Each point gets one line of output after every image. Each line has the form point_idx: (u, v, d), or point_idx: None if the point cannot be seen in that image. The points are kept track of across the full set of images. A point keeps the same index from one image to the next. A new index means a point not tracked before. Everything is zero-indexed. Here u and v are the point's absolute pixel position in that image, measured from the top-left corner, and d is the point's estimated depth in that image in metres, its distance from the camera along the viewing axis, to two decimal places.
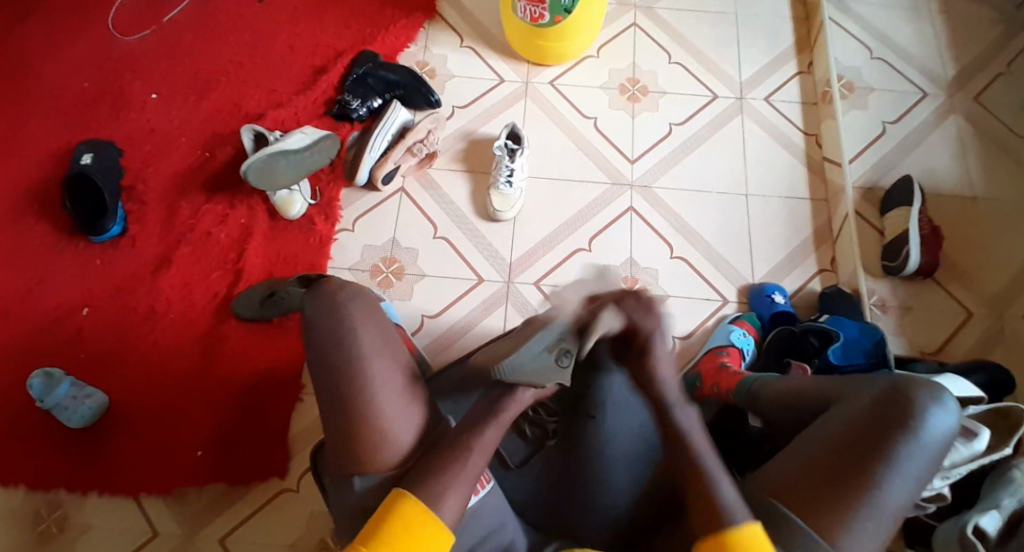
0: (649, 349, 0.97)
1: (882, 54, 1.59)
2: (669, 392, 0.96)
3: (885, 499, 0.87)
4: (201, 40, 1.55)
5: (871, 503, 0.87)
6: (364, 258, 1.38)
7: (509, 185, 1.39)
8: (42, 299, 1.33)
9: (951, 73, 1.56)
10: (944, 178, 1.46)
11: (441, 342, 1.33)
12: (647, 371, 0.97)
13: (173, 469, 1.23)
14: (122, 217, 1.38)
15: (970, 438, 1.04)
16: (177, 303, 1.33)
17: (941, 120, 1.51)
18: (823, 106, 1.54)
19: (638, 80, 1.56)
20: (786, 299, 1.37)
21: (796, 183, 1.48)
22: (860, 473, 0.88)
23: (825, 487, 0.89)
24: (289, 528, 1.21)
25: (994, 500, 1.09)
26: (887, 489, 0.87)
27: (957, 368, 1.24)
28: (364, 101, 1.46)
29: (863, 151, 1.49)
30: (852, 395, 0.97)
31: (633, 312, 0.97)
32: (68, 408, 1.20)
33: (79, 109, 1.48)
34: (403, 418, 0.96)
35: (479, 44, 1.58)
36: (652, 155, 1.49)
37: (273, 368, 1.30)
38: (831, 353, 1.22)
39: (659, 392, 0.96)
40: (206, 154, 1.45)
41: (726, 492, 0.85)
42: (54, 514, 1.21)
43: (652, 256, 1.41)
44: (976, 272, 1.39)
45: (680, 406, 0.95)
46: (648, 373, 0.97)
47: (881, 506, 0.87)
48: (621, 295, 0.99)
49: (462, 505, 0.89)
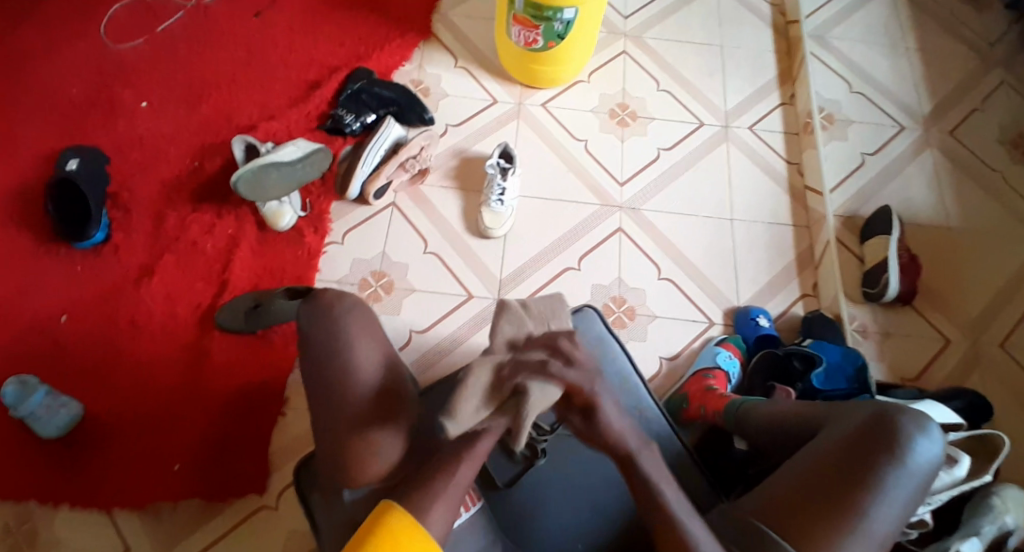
0: (594, 406, 0.90)
1: (861, 88, 1.65)
2: (631, 438, 0.92)
3: (872, 526, 0.89)
4: (194, 51, 1.55)
5: (859, 528, 0.88)
6: (353, 271, 1.37)
7: (501, 203, 1.40)
8: (19, 304, 1.29)
9: (927, 108, 1.62)
10: (921, 208, 1.51)
11: (429, 357, 1.32)
12: (596, 427, 0.91)
13: (148, 483, 1.19)
14: (107, 223, 1.35)
15: (952, 464, 1.07)
16: (160, 312, 1.31)
17: (917, 153, 1.57)
18: (805, 136, 1.58)
19: (627, 105, 1.60)
20: (770, 322, 1.39)
21: (780, 209, 1.52)
22: (849, 500, 0.90)
23: (814, 512, 0.90)
24: (266, 547, 1.18)
25: (974, 526, 1.10)
26: (875, 516, 0.89)
27: (936, 394, 1.27)
28: (357, 116, 1.47)
29: (843, 181, 1.53)
30: (840, 421, 0.99)
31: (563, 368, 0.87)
32: (41, 418, 1.17)
33: (67, 115, 1.46)
34: (397, 431, 0.95)
35: (472, 65, 1.60)
36: (641, 178, 1.52)
37: (257, 381, 1.27)
38: (814, 377, 1.24)
39: (617, 444, 0.92)
40: (196, 163, 1.44)
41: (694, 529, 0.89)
42: (22, 527, 1.16)
43: (640, 276, 1.43)
44: (953, 300, 1.42)
45: (642, 451, 0.92)
46: (594, 430, 0.92)
47: (868, 532, 0.89)
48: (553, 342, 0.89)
49: (448, 522, 0.90)
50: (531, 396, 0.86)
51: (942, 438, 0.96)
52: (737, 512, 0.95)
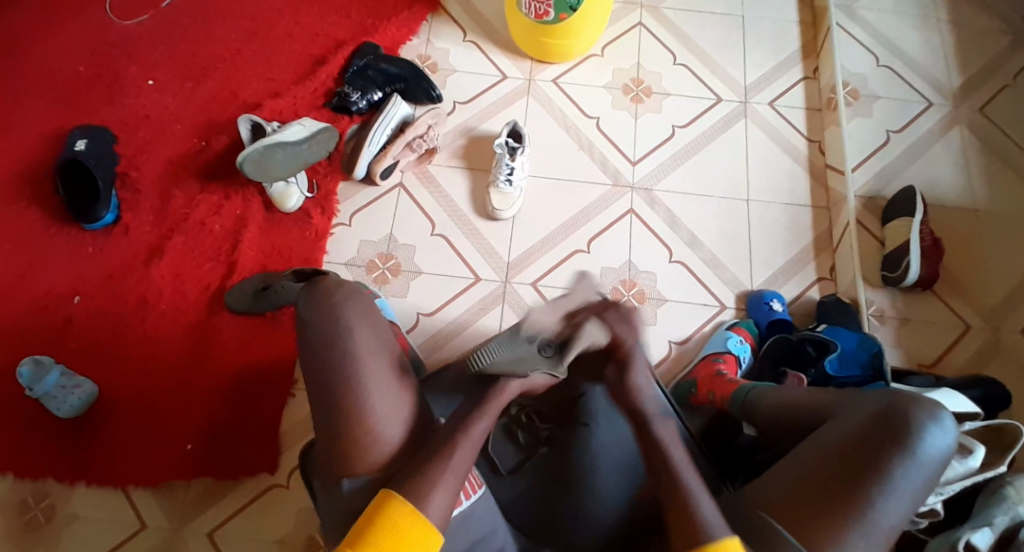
0: (628, 361, 1.00)
1: (888, 61, 1.57)
2: (648, 405, 0.98)
3: (878, 517, 0.87)
4: (199, 26, 1.53)
5: (865, 520, 0.86)
6: (360, 253, 1.37)
7: (509, 183, 1.38)
8: (31, 285, 1.31)
9: (957, 83, 1.55)
10: (946, 188, 1.45)
11: (436, 340, 1.31)
12: (625, 385, 1.00)
13: (161, 461, 1.21)
14: (115, 204, 1.36)
15: (965, 455, 1.04)
16: (169, 293, 1.32)
17: (945, 131, 1.50)
18: (828, 113, 1.52)
19: (642, 80, 1.55)
20: (784, 307, 1.36)
21: (798, 189, 1.47)
22: (855, 491, 0.87)
23: (819, 504, 0.88)
24: (277, 525, 1.20)
25: (987, 516, 1.08)
26: (882, 507, 0.87)
27: (953, 381, 1.23)
28: (363, 94, 1.44)
29: (865, 160, 1.48)
30: (847, 411, 0.96)
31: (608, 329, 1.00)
32: (57, 396, 1.18)
33: (74, 93, 1.46)
34: (394, 418, 0.95)
35: (482, 39, 1.56)
36: (654, 157, 1.48)
37: (264, 362, 1.28)
38: (828, 363, 1.22)
39: (634, 403, 0.98)
40: (202, 142, 1.43)
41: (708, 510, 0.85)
42: (41, 504, 1.20)
43: (651, 259, 1.40)
44: (974, 285, 1.38)
45: (658, 418, 0.96)
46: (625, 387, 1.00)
47: (874, 525, 0.86)
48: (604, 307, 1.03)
49: (449, 507, 0.88)
50: (586, 334, 0.99)
51: (954, 429, 0.94)
52: (737, 506, 0.93)
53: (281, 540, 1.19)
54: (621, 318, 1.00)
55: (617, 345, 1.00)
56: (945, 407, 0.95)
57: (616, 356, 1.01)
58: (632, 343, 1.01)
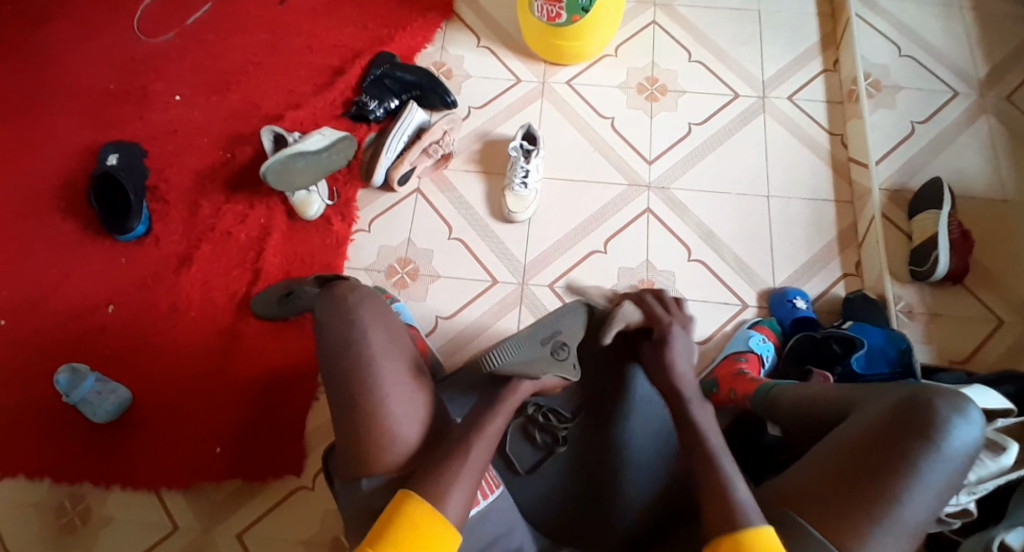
0: (665, 341, 1.01)
1: (911, 51, 1.54)
2: (687, 390, 0.97)
3: (903, 512, 0.84)
4: (222, 42, 1.58)
5: (890, 516, 0.84)
6: (381, 258, 1.39)
7: (524, 186, 1.38)
8: (69, 295, 1.37)
9: (983, 71, 1.51)
10: (974, 179, 1.41)
11: (455, 343, 1.33)
12: (661, 356, 1.01)
13: (193, 464, 1.25)
14: (146, 216, 1.41)
15: (998, 452, 0.99)
16: (198, 301, 1.36)
17: (972, 120, 1.46)
18: (848, 105, 1.50)
19: (657, 78, 1.54)
20: (808, 304, 1.34)
21: (820, 184, 1.45)
22: (879, 485, 0.85)
23: (842, 499, 0.86)
24: (303, 526, 1.23)
25: (1020, 515, 1.02)
26: (907, 502, 0.84)
27: (984, 377, 1.19)
28: (380, 102, 1.47)
29: (890, 152, 1.44)
30: (870, 405, 0.94)
31: (654, 306, 1.04)
32: (92, 402, 1.23)
33: (106, 110, 1.52)
34: (410, 417, 0.97)
35: (495, 44, 1.58)
36: (670, 155, 1.47)
37: (290, 366, 1.32)
38: (855, 360, 1.19)
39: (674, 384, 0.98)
40: (227, 154, 1.47)
41: (737, 495, 0.83)
42: (77, 507, 1.25)
43: (668, 258, 1.39)
44: (1007, 279, 1.33)
45: (696, 402, 0.95)
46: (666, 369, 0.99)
47: (900, 521, 0.84)
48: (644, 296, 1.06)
49: (466, 506, 0.89)
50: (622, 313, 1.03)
51: (982, 421, 0.91)
52: (761, 503, 0.92)
53: (307, 541, 1.22)
54: (659, 306, 1.04)
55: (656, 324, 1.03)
56: (971, 399, 0.92)
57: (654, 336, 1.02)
58: (676, 323, 1.02)
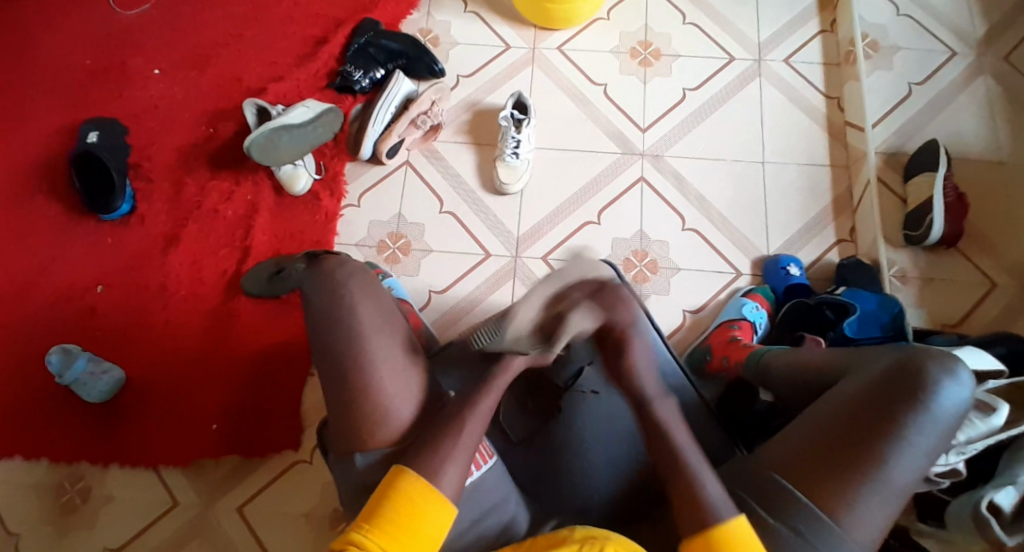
0: (625, 345, 0.94)
1: (910, 10, 1.50)
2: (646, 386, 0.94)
3: (890, 475, 0.84)
4: (200, 12, 1.52)
5: (878, 478, 0.84)
6: (371, 234, 1.37)
7: (516, 156, 1.36)
8: (56, 278, 1.35)
9: (983, 29, 1.47)
10: (971, 141, 1.39)
11: (448, 317, 1.32)
12: (622, 364, 0.95)
13: (189, 442, 1.26)
14: (130, 195, 1.38)
15: (987, 413, 1.00)
16: (187, 281, 1.34)
17: (970, 80, 1.43)
18: (846, 67, 1.47)
19: (650, 42, 1.50)
20: (802, 271, 1.33)
21: (815, 148, 1.43)
22: (867, 447, 0.85)
23: (829, 462, 0.86)
24: (303, 498, 1.24)
25: (1010, 474, 1.01)
26: (893, 464, 0.84)
27: (978, 339, 1.19)
28: (366, 71, 1.43)
29: (888, 114, 1.42)
30: (860, 368, 0.94)
31: (601, 309, 0.93)
32: (85, 383, 1.23)
33: (83, 86, 1.47)
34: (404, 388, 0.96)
35: (483, 9, 1.53)
36: (665, 122, 1.44)
37: (281, 343, 1.31)
38: (847, 325, 1.18)
39: (638, 388, 0.94)
40: (209, 129, 1.44)
41: (710, 492, 0.84)
42: (77, 486, 1.25)
43: (663, 228, 1.38)
44: (1001, 240, 1.33)
45: (657, 399, 0.93)
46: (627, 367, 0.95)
47: (887, 483, 0.84)
48: (597, 287, 0.94)
49: (461, 478, 0.90)
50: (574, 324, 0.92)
51: (973, 382, 0.90)
52: (753, 468, 0.92)
53: (308, 513, 1.23)
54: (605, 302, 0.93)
55: (610, 327, 0.95)
56: (963, 361, 0.91)
57: (608, 342, 0.95)
58: (628, 326, 0.94)
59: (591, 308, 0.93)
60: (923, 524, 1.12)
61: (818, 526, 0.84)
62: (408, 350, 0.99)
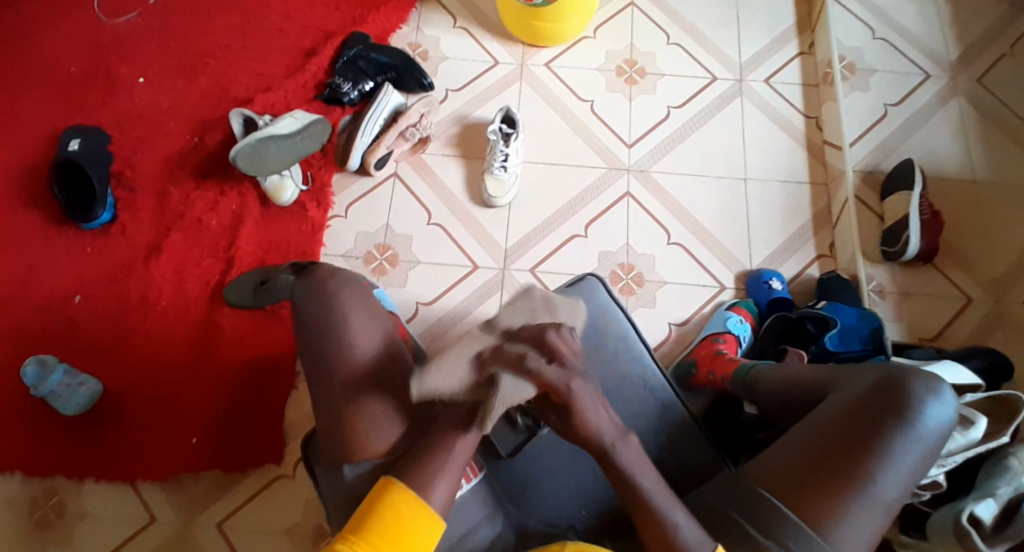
0: (570, 402, 0.83)
1: (885, 34, 1.56)
2: (608, 430, 0.85)
3: (877, 491, 0.85)
4: (189, 22, 1.52)
5: (865, 493, 0.85)
6: (357, 245, 1.37)
7: (505, 169, 1.37)
8: (32, 287, 1.32)
9: (954, 53, 1.53)
10: (946, 160, 1.44)
11: (436, 329, 1.31)
12: (575, 421, 0.84)
13: (166, 457, 1.22)
14: (112, 204, 1.36)
15: (968, 426, 1.01)
16: (169, 291, 1.32)
17: (943, 102, 1.49)
18: (824, 88, 1.51)
19: (636, 61, 1.53)
20: (784, 285, 1.35)
21: (796, 167, 1.46)
22: (854, 464, 0.86)
23: (818, 476, 0.87)
24: (285, 514, 1.21)
25: (991, 487, 1.03)
26: (880, 481, 0.85)
27: (956, 352, 1.21)
28: (355, 84, 1.43)
29: (864, 134, 1.46)
30: (846, 384, 0.95)
31: (541, 356, 0.82)
32: (61, 395, 1.19)
33: (67, 93, 1.46)
34: (454, 370, 0.86)
35: (472, 25, 1.55)
36: (650, 139, 1.47)
37: (264, 355, 1.29)
38: (828, 339, 1.20)
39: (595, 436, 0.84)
40: (195, 139, 1.43)
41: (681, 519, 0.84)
42: (50, 502, 1.21)
43: (649, 242, 1.39)
44: (973, 257, 1.37)
45: (619, 444, 0.85)
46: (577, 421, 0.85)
47: (874, 498, 0.85)
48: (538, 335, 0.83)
49: (450, 493, 0.89)
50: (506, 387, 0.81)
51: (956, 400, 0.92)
52: (740, 481, 0.92)
53: (290, 529, 1.21)
54: (554, 347, 0.82)
55: (552, 385, 0.82)
56: (945, 380, 0.93)
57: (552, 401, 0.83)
58: (569, 380, 0.83)
59: (525, 368, 0.81)
60: (905, 536, 1.12)
61: (804, 539, 0.84)
62: (395, 361, 0.98)
